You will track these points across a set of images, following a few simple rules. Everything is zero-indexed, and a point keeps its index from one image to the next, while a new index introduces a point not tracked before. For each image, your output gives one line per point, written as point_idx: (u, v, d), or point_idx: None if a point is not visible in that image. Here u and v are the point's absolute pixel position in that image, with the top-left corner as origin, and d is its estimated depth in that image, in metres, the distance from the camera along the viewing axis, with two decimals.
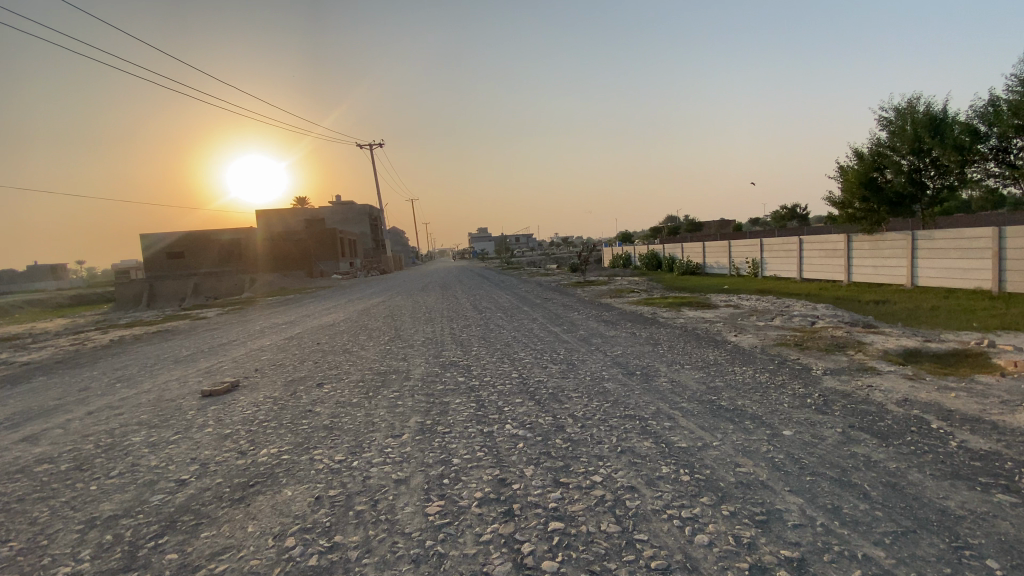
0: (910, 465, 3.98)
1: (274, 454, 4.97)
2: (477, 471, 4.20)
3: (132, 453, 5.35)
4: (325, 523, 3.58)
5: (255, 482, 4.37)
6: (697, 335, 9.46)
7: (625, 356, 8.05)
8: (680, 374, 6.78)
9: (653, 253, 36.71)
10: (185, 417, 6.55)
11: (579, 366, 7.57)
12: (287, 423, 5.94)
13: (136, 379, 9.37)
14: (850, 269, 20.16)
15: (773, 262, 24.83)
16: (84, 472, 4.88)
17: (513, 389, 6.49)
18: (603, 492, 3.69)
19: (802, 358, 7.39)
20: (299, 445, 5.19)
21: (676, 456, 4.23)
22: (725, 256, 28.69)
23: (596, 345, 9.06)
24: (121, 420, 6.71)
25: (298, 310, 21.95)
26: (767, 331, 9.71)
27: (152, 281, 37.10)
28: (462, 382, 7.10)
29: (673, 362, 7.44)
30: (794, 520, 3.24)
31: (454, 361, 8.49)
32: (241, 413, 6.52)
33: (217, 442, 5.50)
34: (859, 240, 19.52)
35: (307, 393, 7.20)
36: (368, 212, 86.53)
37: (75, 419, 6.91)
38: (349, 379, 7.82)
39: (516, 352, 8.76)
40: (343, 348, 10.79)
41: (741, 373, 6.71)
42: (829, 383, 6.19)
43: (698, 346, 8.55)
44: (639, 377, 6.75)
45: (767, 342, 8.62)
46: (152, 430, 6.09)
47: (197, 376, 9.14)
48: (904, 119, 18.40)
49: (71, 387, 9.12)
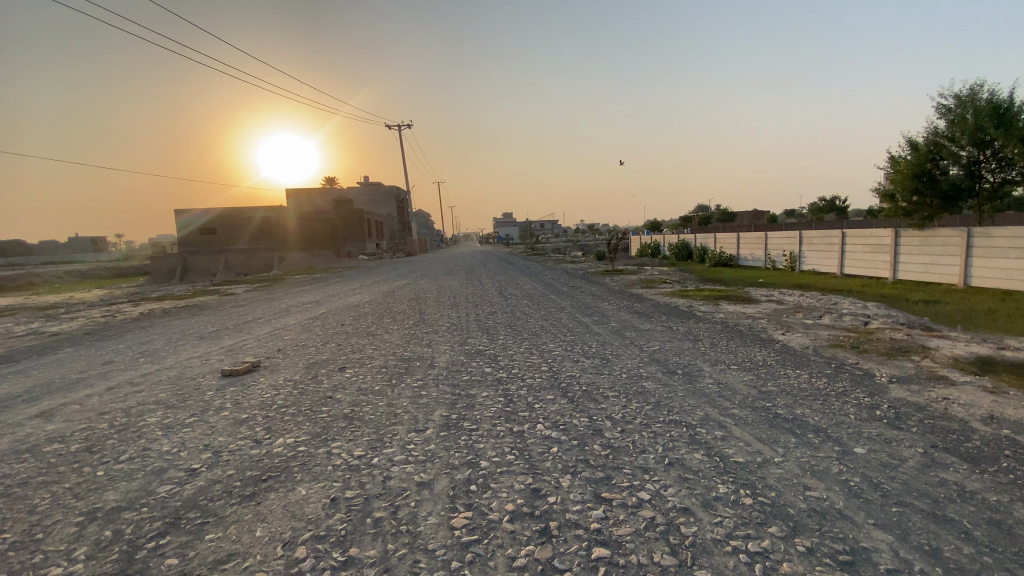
0: (1014, 499, 3.40)
1: (290, 445, 4.63)
2: (509, 478, 3.79)
3: (144, 436, 5.11)
4: (339, 531, 3.22)
5: (268, 477, 4.04)
6: (741, 333, 8.82)
7: (663, 352, 7.53)
8: (726, 375, 6.25)
9: (683, 243, 35.75)
10: (203, 398, 6.31)
11: (614, 361, 7.09)
12: (305, 410, 5.63)
13: (159, 355, 9.25)
14: (896, 266, 19.04)
15: (813, 255, 23.69)
16: (93, 455, 4.64)
17: (544, 384, 6.05)
18: (653, 513, 3.24)
19: (861, 363, 6.76)
20: (316, 435, 4.85)
21: (733, 473, 3.75)
22: (760, 248, 27.57)
23: (631, 339, 8.52)
24: (139, 397, 6.52)
25: (324, 289, 21.88)
26: (818, 330, 9.00)
27: (184, 256, 37.71)
28: (490, 373, 6.70)
29: (718, 362, 6.90)
30: (887, 564, 2.74)
31: (480, 350, 8.07)
32: (259, 396, 6.23)
33: (232, 427, 5.21)
34: (908, 236, 18.37)
35: (328, 377, 6.89)
36: (395, 194, 86.85)
37: (94, 394, 6.77)
38: (372, 364, 7.49)
39: (545, 343, 8.31)
40: (366, 331, 10.50)
41: (794, 378, 6.13)
42: (896, 393, 5.57)
43: (744, 344, 7.94)
44: (682, 377, 6.21)
45: (819, 342, 7.97)
46: (169, 411, 5.86)
47: (219, 354, 8.96)
48: (965, 107, 16.97)
49: (95, 360, 9.06)
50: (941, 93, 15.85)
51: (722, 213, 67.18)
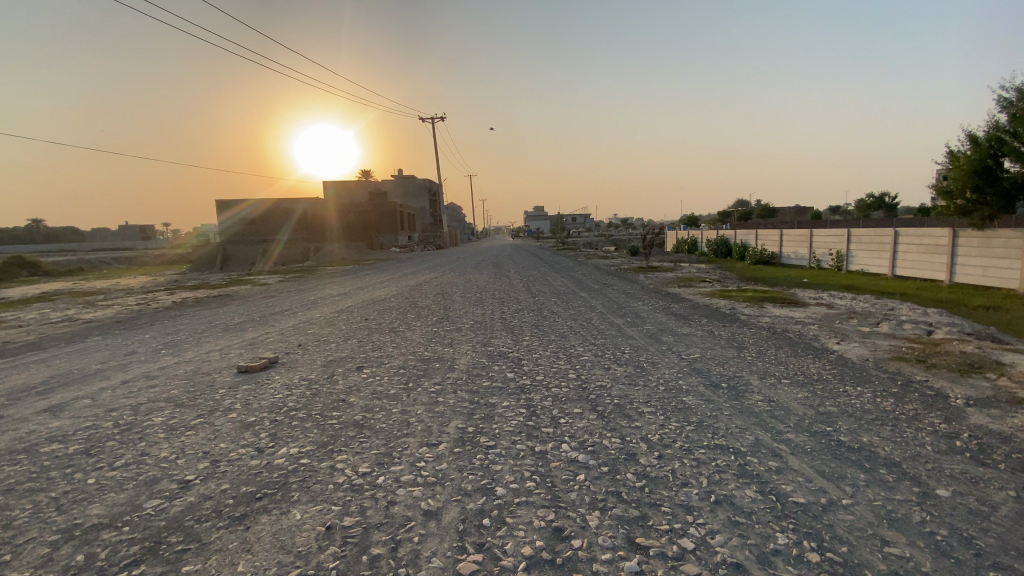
0: None
1: (292, 456, 4.25)
2: (527, 511, 3.31)
3: (146, 438, 4.84)
4: (331, 570, 2.81)
5: (263, 494, 3.67)
6: (789, 341, 8.07)
7: (704, 361, 6.89)
8: (778, 393, 5.60)
9: (723, 239, 34.40)
10: (213, 396, 6.02)
11: (649, 370, 6.50)
12: (315, 413, 5.24)
13: (180, 347, 9.12)
14: (953, 269, 17.65)
15: (861, 255, 22.29)
16: (89, 460, 4.40)
17: (571, 395, 5.51)
18: (699, 570, 2.71)
19: (931, 380, 5.98)
20: (322, 445, 4.45)
21: (794, 519, 3.19)
22: (805, 246, 26.14)
23: (667, 344, 7.88)
24: (150, 393, 6.34)
25: (353, 281, 21.81)
26: (877, 340, 8.16)
27: (224, 247, 38.51)
28: (513, 379, 6.21)
29: (766, 375, 6.25)
30: None
31: (504, 352, 7.58)
32: (270, 396, 5.90)
33: (237, 431, 4.88)
34: (968, 237, 16.93)
35: (343, 377, 6.53)
36: (428, 187, 87.32)
37: (108, 388, 6.60)
38: (390, 364, 7.11)
39: (574, 347, 7.77)
40: (389, 327, 10.15)
41: (854, 398, 5.42)
42: (977, 418, 4.82)
43: (794, 355, 7.22)
44: (727, 393, 5.59)
45: (880, 355, 7.18)
46: (176, 410, 5.61)
47: (238, 348, 8.77)
48: None
49: (119, 350, 9.01)
50: (1004, 89, 13.91)
51: (763, 208, 64.80)
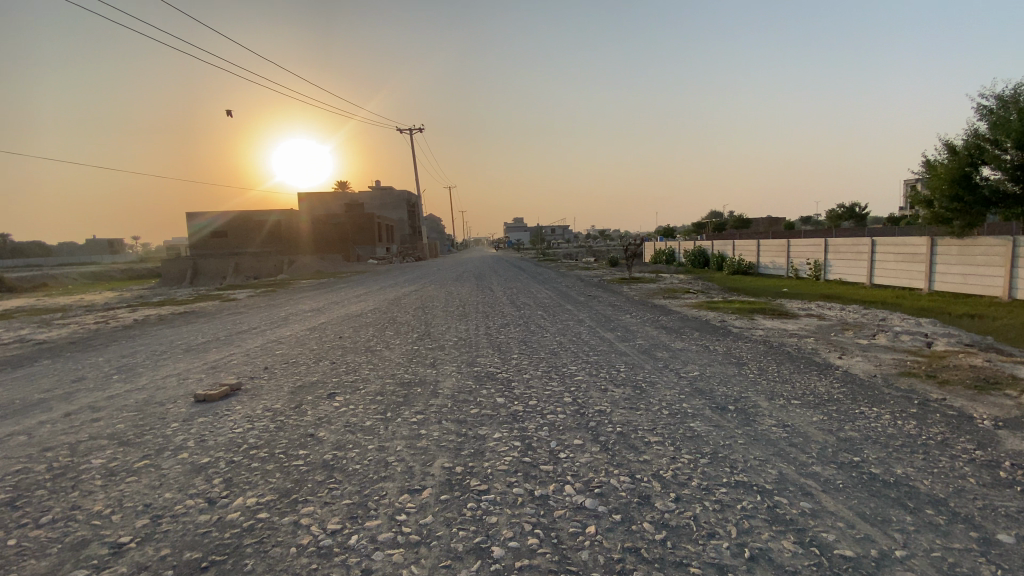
0: None
1: (249, 509, 3.60)
2: None
3: (79, 487, 4.06)
4: None
5: (212, 562, 3.03)
6: (789, 355, 7.69)
7: (706, 380, 6.43)
8: (792, 416, 5.17)
9: (701, 249, 34.54)
10: (164, 432, 5.27)
11: (649, 390, 6.01)
12: (278, 453, 4.58)
13: (136, 372, 8.30)
14: (932, 277, 17.72)
15: (839, 264, 22.36)
16: (7, 516, 3.66)
17: (568, 423, 4.98)
18: None
19: (950, 400, 5.65)
20: (285, 494, 3.81)
21: None
22: (783, 255, 26.25)
23: (664, 361, 7.40)
24: (95, 426, 5.56)
25: (327, 296, 20.97)
26: (878, 354, 7.87)
27: (195, 260, 37.24)
28: (502, 404, 5.64)
29: (774, 395, 5.81)
30: None
31: (492, 373, 6.99)
32: (230, 431, 5.20)
33: (186, 476, 4.18)
34: (948, 244, 17.02)
35: (314, 406, 5.88)
36: (406, 199, 86.80)
37: (46, 421, 5.76)
38: (367, 390, 6.48)
39: (566, 365, 7.25)
40: (365, 346, 9.47)
41: (874, 422, 5.02)
42: (1014, 443, 4.46)
43: (798, 371, 6.83)
44: (737, 417, 5.11)
45: (888, 371, 6.86)
46: (122, 448, 4.85)
47: (199, 372, 8.00)
48: (1010, 107, 15.21)
49: (67, 376, 8.12)
50: (984, 95, 13.98)
51: (738, 220, 65.90)
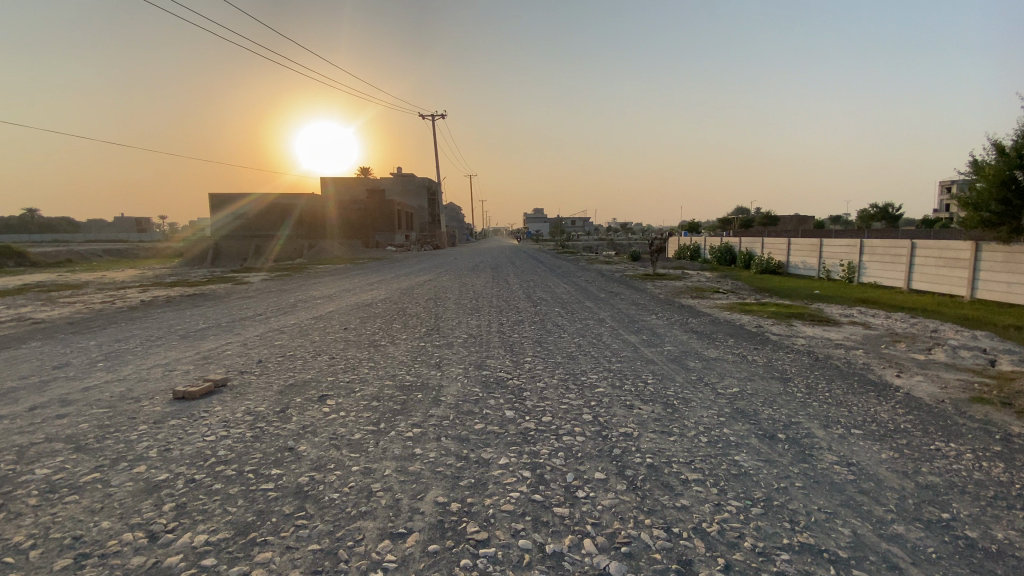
0: None
1: (195, 553, 2.92)
2: None
3: (5, 508, 3.42)
4: None
5: None
6: (839, 371, 6.81)
7: (747, 398, 5.62)
8: (855, 451, 4.34)
9: (727, 246, 33.34)
10: (128, 436, 4.65)
11: (683, 409, 5.22)
12: (247, 471, 3.91)
13: (123, 359, 7.75)
14: (975, 284, 16.43)
15: (875, 267, 21.04)
16: None
17: (587, 449, 4.22)
18: None
19: None
20: (243, 530, 3.14)
21: None
22: (814, 256, 24.94)
23: (697, 373, 6.59)
24: (55, 424, 4.96)
25: (341, 282, 20.45)
26: (940, 374, 6.92)
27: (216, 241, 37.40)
28: (511, 419, 4.90)
29: (829, 422, 4.98)
30: None
31: (502, 380, 6.23)
32: (200, 439, 4.56)
33: (134, 498, 3.53)
34: (993, 251, 15.70)
35: (302, 412, 5.22)
36: (427, 186, 86.43)
37: (7, 416, 5.18)
38: (363, 394, 5.79)
39: (586, 374, 6.47)
40: (370, 341, 8.79)
41: (955, 465, 4.15)
42: None
43: (851, 391, 5.96)
44: (791, 450, 4.29)
45: (956, 396, 5.93)
46: (75, 455, 4.24)
47: (187, 363, 7.42)
48: None
49: (49, 362, 7.58)
50: None
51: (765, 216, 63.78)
